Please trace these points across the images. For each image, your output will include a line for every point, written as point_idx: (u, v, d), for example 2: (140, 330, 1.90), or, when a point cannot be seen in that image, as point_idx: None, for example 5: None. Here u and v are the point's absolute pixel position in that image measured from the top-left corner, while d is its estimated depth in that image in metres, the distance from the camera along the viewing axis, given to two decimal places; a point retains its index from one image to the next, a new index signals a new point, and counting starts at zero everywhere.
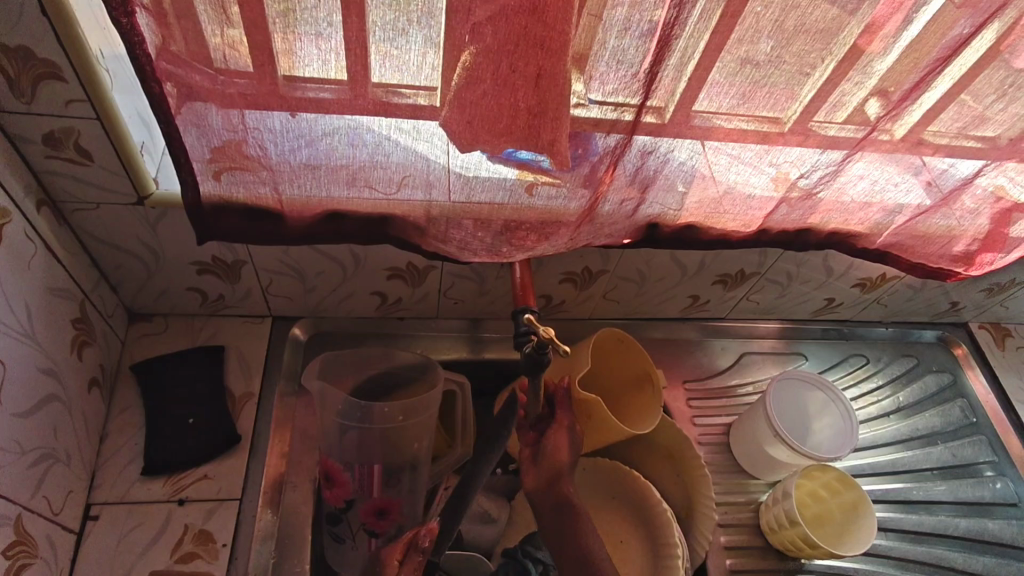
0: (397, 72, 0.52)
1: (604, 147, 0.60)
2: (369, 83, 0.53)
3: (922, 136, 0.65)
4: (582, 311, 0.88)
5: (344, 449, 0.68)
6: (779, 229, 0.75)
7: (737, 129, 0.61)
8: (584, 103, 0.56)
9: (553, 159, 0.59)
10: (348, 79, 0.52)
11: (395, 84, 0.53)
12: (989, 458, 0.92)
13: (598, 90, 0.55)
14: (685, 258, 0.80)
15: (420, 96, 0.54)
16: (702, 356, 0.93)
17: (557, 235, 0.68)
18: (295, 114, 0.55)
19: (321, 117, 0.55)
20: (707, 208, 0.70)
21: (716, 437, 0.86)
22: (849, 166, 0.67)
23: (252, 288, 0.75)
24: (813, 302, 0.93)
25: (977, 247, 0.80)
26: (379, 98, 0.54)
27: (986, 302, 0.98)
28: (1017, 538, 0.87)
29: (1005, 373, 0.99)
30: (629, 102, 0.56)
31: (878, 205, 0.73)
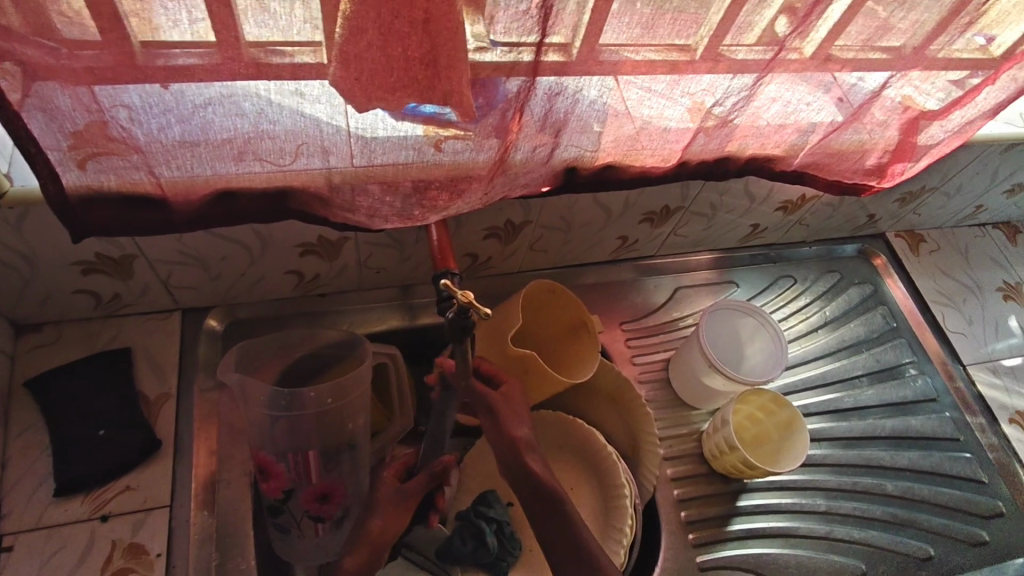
0: (273, 29, 0.47)
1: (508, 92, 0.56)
2: (242, 43, 0.47)
3: (830, 53, 0.64)
4: (511, 266, 0.86)
5: (275, 439, 0.65)
6: (698, 160, 0.74)
7: (645, 61, 0.58)
8: (487, 48, 0.52)
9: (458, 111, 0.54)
10: (216, 40, 0.46)
11: (273, 42, 0.47)
12: (910, 357, 0.97)
13: (494, 26, 0.51)
14: (608, 200, 0.78)
15: (305, 54, 0.49)
16: (638, 295, 0.93)
17: (470, 191, 0.64)
18: (157, 85, 0.48)
19: (192, 86, 0.49)
20: (624, 146, 0.68)
21: (656, 374, 0.87)
22: (762, 89, 0.66)
23: (151, 282, 0.69)
24: (739, 229, 0.94)
25: (888, 159, 0.79)
26: (256, 59, 0.48)
27: (900, 212, 1.02)
28: (937, 430, 0.90)
29: (920, 277, 1.04)
30: (526, 41, 0.52)
31: (792, 126, 0.72)
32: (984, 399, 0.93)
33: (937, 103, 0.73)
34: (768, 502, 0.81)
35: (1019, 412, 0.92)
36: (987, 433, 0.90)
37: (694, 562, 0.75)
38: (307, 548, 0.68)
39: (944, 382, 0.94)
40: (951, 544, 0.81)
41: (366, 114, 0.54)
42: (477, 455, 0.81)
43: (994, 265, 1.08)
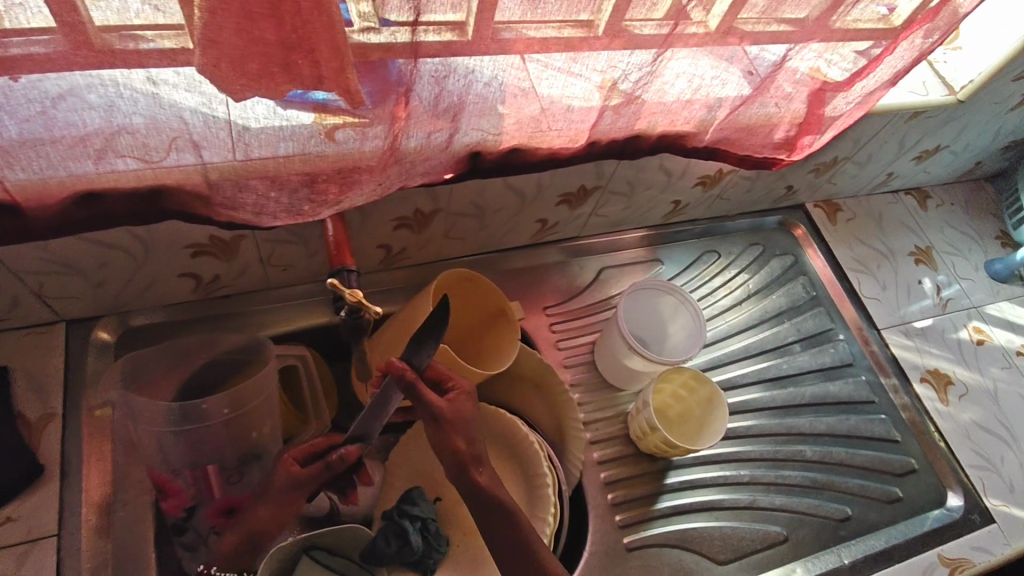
0: (122, 11, 0.42)
1: (395, 74, 0.53)
2: (94, 30, 0.42)
3: (729, 26, 0.63)
4: (427, 255, 0.83)
5: (170, 455, 0.61)
6: (607, 139, 0.72)
7: (539, 39, 0.56)
8: (372, 28, 0.49)
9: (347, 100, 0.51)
10: (62, 26, 0.41)
11: (125, 26, 0.42)
12: (829, 325, 0.99)
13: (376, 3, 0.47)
14: (520, 184, 0.76)
15: (165, 38, 0.44)
16: (561, 278, 0.91)
17: (361, 184, 0.61)
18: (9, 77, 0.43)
19: (34, 78, 0.43)
20: (527, 128, 0.66)
21: (581, 357, 0.87)
22: (664, 63, 0.64)
23: (23, 295, 0.63)
24: (661, 206, 0.93)
25: (796, 132, 0.80)
26: (112, 46, 0.43)
27: (816, 182, 1.03)
28: (854, 394, 0.93)
29: (837, 246, 1.06)
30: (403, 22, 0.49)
31: (699, 102, 0.71)
32: (897, 361, 0.96)
33: (840, 74, 0.73)
34: (695, 478, 0.81)
35: (929, 371, 0.96)
36: (900, 393, 0.94)
37: (621, 543, 0.75)
38: None
39: (860, 347, 0.97)
40: (868, 504, 0.84)
41: (250, 103, 0.50)
42: (399, 453, 0.80)
43: (906, 230, 1.12)
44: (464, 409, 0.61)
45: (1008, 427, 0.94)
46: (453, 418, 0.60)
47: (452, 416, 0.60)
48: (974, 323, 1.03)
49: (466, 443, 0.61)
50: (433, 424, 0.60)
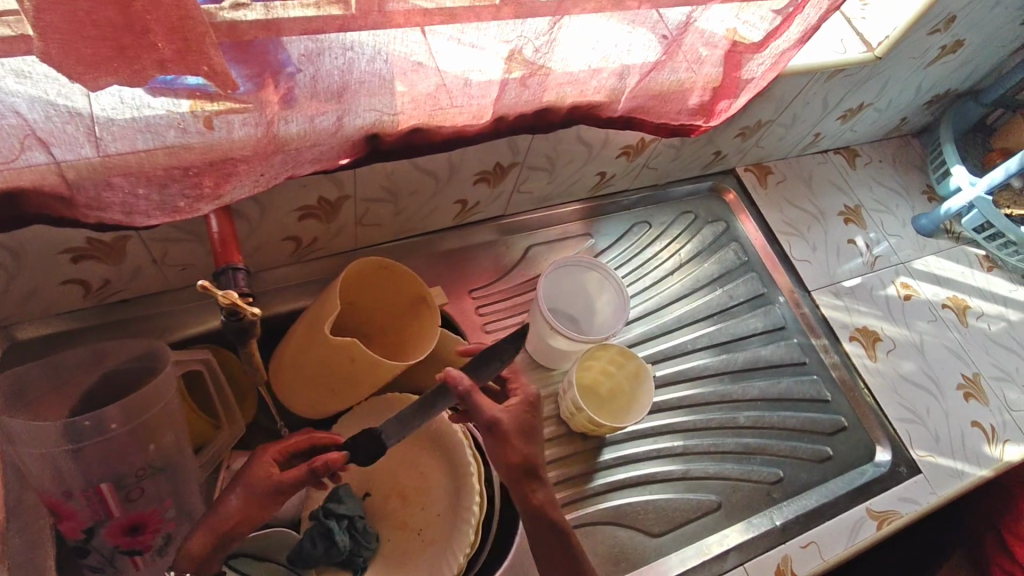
0: None
1: (267, 54, 0.49)
2: None
3: None
4: (343, 244, 0.80)
5: (59, 479, 0.56)
6: (515, 114, 0.69)
7: (418, 10, 0.52)
8: (245, 5, 0.45)
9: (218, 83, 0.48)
10: None
11: None
12: (761, 290, 0.99)
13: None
14: (429, 165, 0.73)
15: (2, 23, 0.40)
16: (487, 260, 0.90)
17: (239, 176, 0.56)
18: None
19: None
20: (425, 106, 0.62)
21: (510, 340, 0.85)
22: (562, 29, 0.61)
23: None
24: (586, 179, 0.91)
25: (711, 97, 0.78)
26: None
27: (744, 146, 1.02)
28: (784, 357, 0.94)
29: (768, 209, 1.06)
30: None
31: (606, 71, 0.69)
32: (828, 321, 0.97)
33: (755, 33, 0.72)
34: (628, 453, 0.81)
35: (858, 329, 0.97)
36: (830, 353, 0.95)
37: None
38: None
39: (791, 310, 0.98)
40: (798, 464, 0.86)
41: (96, 92, 0.45)
42: None
43: (835, 190, 1.12)
44: (521, 421, 0.60)
45: (934, 379, 0.96)
46: (511, 427, 0.58)
47: (510, 426, 0.58)
48: (901, 279, 1.05)
49: (521, 456, 0.58)
50: (488, 433, 0.58)
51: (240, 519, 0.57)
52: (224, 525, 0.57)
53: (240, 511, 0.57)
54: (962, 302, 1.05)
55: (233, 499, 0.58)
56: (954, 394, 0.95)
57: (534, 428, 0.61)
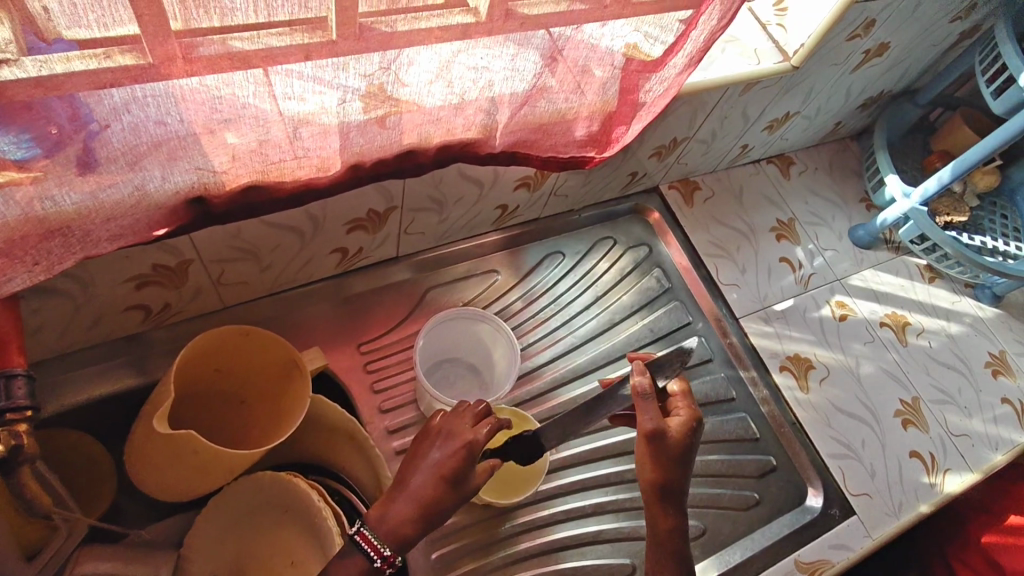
0: None
1: (42, 116, 0.42)
2: None
3: (471, 22, 0.52)
4: (206, 305, 0.72)
5: None
6: (372, 160, 0.61)
7: (224, 53, 0.44)
8: (11, 61, 0.38)
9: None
10: None
11: None
12: (685, 320, 0.93)
13: (27, 24, 0.37)
14: (284, 220, 0.65)
15: None
16: (380, 307, 0.82)
17: (18, 264, 0.48)
18: None
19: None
20: (253, 162, 0.54)
21: (401, 398, 0.79)
22: (406, 57, 0.53)
23: None
24: (486, 213, 0.83)
25: (601, 126, 0.71)
26: None
27: (663, 164, 0.95)
28: (710, 394, 0.87)
29: (694, 230, 0.99)
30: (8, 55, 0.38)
31: (470, 106, 0.61)
32: (756, 351, 0.91)
33: (657, 49, 0.65)
34: (534, 517, 0.75)
35: (789, 358, 0.91)
36: (759, 386, 0.89)
37: None
38: None
39: (717, 340, 0.91)
40: (722, 514, 0.80)
41: None
42: (200, 525, 0.68)
43: (767, 203, 1.06)
44: (683, 430, 0.61)
45: (870, 407, 0.90)
46: (674, 440, 0.60)
47: (677, 435, 0.61)
48: (837, 298, 0.99)
49: (683, 454, 0.61)
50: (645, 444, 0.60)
51: (433, 501, 0.57)
52: (422, 503, 0.57)
53: (430, 487, 0.57)
54: (902, 318, 1.00)
55: (425, 476, 0.58)
56: (892, 423, 0.90)
57: (683, 453, 0.61)
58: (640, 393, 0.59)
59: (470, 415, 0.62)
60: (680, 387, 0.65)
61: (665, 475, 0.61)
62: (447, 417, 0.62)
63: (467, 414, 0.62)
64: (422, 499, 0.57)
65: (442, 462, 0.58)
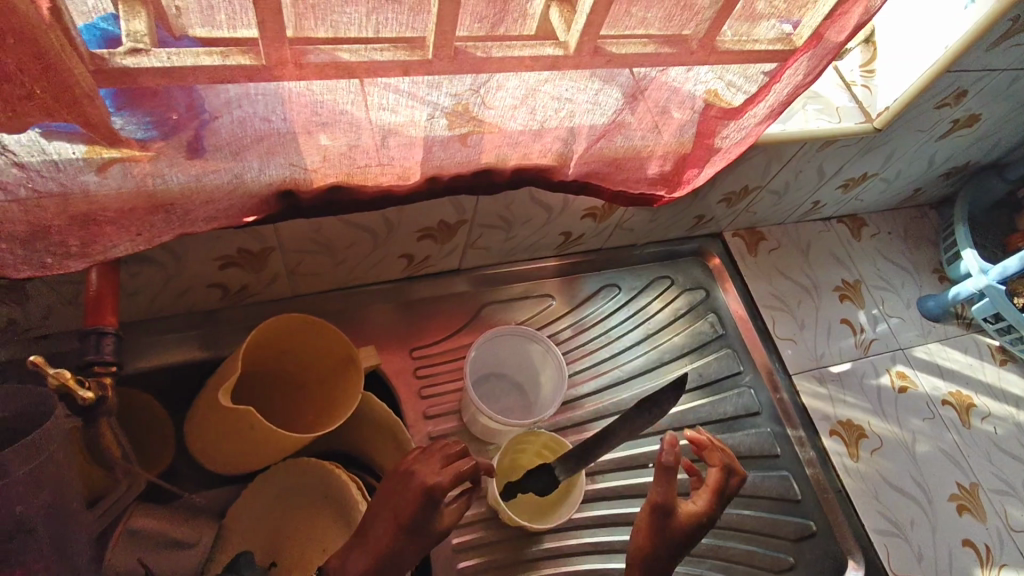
0: None
1: (164, 103, 0.47)
2: None
3: (590, 50, 0.54)
4: (277, 292, 0.76)
5: None
6: (450, 174, 0.64)
7: (332, 63, 0.48)
8: (144, 50, 0.42)
9: (111, 141, 0.47)
10: None
11: None
12: (736, 369, 0.91)
13: (159, 19, 0.42)
14: (362, 220, 0.68)
15: None
16: (438, 316, 0.85)
17: (122, 229, 0.53)
18: None
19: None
20: (342, 163, 0.58)
21: (446, 407, 0.81)
22: (499, 81, 0.55)
23: None
24: (549, 239, 0.86)
25: (674, 165, 0.72)
26: None
27: (731, 211, 0.95)
28: (754, 447, 0.86)
29: (753, 280, 0.98)
30: (138, 44, 0.42)
31: (551, 134, 0.63)
32: (806, 411, 0.89)
33: (737, 98, 0.66)
34: (559, 544, 0.74)
35: (840, 422, 0.88)
36: (805, 447, 0.86)
37: None
38: None
39: (768, 394, 0.89)
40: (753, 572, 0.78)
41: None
42: (249, 497, 0.72)
43: (833, 262, 1.04)
44: (716, 484, 0.69)
45: (924, 486, 0.86)
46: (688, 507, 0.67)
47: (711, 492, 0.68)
48: (897, 367, 0.96)
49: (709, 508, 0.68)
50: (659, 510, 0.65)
51: (387, 548, 0.58)
52: (377, 553, 0.58)
53: (387, 534, 0.59)
54: (966, 399, 0.95)
55: (381, 524, 0.59)
56: (945, 506, 0.85)
57: (722, 497, 0.69)
58: (664, 466, 0.64)
59: (441, 454, 0.63)
60: (709, 442, 0.72)
61: (683, 532, 0.66)
62: (419, 457, 0.63)
63: (435, 456, 0.62)
64: (377, 546, 0.58)
65: (398, 510, 0.59)
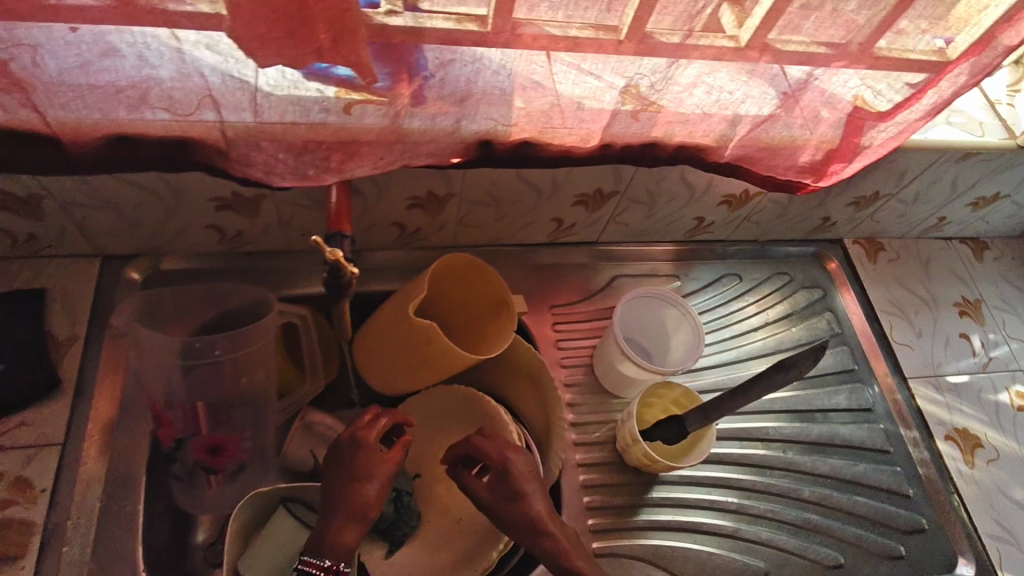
0: None
1: (421, 60, 0.58)
2: None
3: (767, 42, 0.62)
4: (442, 239, 0.86)
5: (176, 388, 0.69)
6: (622, 143, 0.72)
7: (542, 35, 0.57)
8: (395, 12, 0.53)
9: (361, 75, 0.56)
10: None
11: None
12: (850, 366, 0.94)
13: None
14: (534, 179, 0.77)
15: (201, 3, 0.49)
16: (574, 281, 0.93)
17: (364, 156, 0.64)
18: (59, 25, 0.49)
19: (87, 31, 0.50)
20: (538, 121, 0.67)
21: (579, 359, 0.88)
22: (680, 69, 0.64)
23: (66, 225, 0.70)
24: (683, 222, 0.93)
25: (824, 157, 0.78)
26: (153, 8, 0.49)
27: (857, 216, 0.99)
28: (866, 440, 0.89)
29: (873, 286, 1.01)
30: (392, 9, 0.53)
31: (719, 116, 0.70)
32: (921, 414, 0.91)
33: (884, 104, 0.71)
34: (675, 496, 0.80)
35: (956, 429, 0.90)
36: (919, 448, 0.88)
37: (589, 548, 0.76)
38: (209, 500, 0.71)
39: (882, 394, 0.92)
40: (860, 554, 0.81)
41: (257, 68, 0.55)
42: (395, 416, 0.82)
43: (955, 279, 1.05)
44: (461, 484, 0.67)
45: None
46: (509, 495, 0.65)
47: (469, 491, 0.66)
48: (1017, 387, 0.96)
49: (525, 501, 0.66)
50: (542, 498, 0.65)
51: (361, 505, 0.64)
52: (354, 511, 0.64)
53: (358, 493, 0.64)
54: None
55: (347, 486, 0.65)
56: None
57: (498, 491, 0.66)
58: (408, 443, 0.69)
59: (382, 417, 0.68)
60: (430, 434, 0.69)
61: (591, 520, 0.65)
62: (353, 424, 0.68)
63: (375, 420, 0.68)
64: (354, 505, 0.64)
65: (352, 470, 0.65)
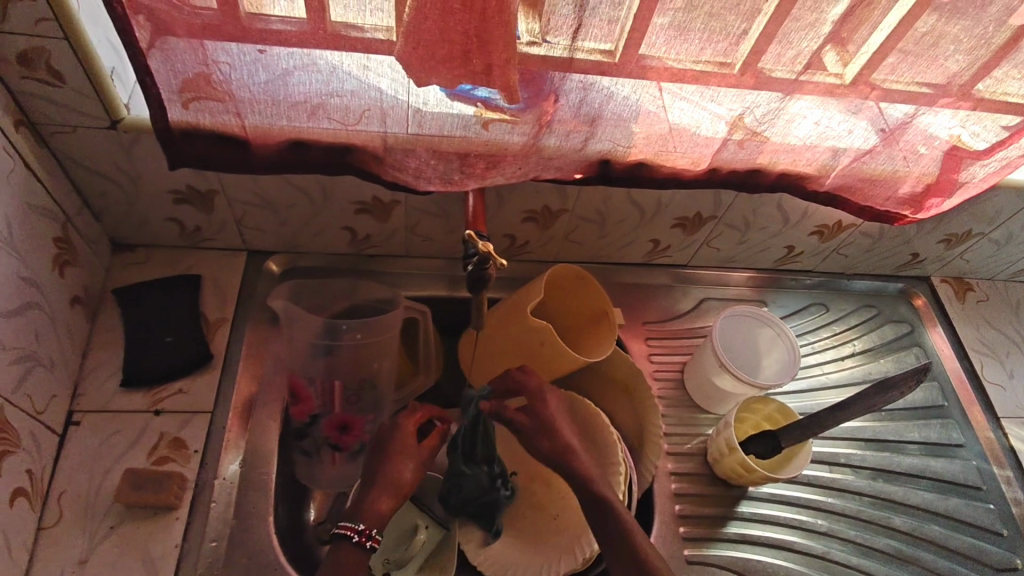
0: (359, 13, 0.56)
1: (558, 86, 0.64)
2: (328, 19, 0.56)
3: (873, 82, 0.67)
4: (546, 253, 0.92)
5: (311, 367, 0.75)
6: (729, 168, 0.78)
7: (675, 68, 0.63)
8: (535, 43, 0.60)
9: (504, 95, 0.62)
10: (308, 17, 0.56)
11: (355, 22, 0.57)
12: (940, 401, 0.94)
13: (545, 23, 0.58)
14: (640, 199, 0.83)
15: (379, 31, 0.57)
16: (666, 300, 0.97)
17: (504, 165, 0.72)
18: (262, 47, 0.58)
19: (288, 51, 0.59)
20: (656, 144, 0.73)
21: (671, 374, 0.91)
22: (791, 103, 0.69)
23: (226, 220, 0.79)
24: (773, 250, 0.97)
25: (923, 190, 0.81)
26: (338, 33, 0.57)
27: (947, 254, 1.01)
28: (958, 475, 0.89)
29: (962, 324, 1.02)
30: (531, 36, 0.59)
31: (825, 147, 0.75)
32: (1016, 454, 0.91)
33: (981, 143, 0.75)
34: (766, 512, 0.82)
35: None
36: (1013, 488, 0.88)
37: (682, 554, 0.77)
38: (326, 476, 0.77)
39: (974, 431, 0.92)
40: None
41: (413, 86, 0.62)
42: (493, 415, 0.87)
43: None
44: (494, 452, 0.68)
45: None
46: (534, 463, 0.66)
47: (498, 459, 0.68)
48: None
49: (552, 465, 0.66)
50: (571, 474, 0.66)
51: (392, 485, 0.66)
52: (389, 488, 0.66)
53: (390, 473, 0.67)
54: None
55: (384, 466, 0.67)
56: None
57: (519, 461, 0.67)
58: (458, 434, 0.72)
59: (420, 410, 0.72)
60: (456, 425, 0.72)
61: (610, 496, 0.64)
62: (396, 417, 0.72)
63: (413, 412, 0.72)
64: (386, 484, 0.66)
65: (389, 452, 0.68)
